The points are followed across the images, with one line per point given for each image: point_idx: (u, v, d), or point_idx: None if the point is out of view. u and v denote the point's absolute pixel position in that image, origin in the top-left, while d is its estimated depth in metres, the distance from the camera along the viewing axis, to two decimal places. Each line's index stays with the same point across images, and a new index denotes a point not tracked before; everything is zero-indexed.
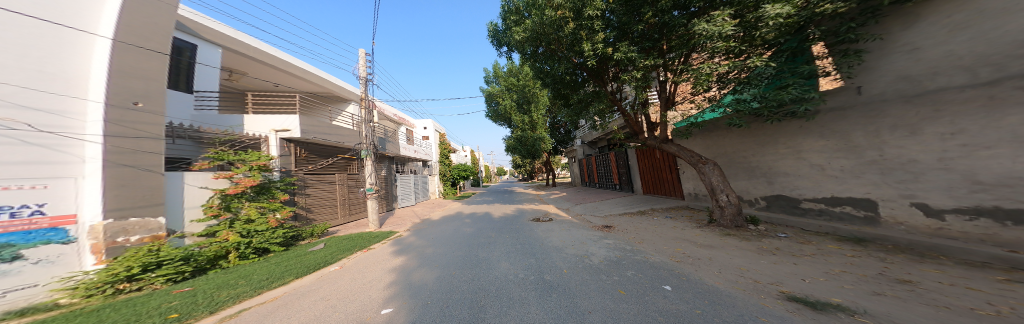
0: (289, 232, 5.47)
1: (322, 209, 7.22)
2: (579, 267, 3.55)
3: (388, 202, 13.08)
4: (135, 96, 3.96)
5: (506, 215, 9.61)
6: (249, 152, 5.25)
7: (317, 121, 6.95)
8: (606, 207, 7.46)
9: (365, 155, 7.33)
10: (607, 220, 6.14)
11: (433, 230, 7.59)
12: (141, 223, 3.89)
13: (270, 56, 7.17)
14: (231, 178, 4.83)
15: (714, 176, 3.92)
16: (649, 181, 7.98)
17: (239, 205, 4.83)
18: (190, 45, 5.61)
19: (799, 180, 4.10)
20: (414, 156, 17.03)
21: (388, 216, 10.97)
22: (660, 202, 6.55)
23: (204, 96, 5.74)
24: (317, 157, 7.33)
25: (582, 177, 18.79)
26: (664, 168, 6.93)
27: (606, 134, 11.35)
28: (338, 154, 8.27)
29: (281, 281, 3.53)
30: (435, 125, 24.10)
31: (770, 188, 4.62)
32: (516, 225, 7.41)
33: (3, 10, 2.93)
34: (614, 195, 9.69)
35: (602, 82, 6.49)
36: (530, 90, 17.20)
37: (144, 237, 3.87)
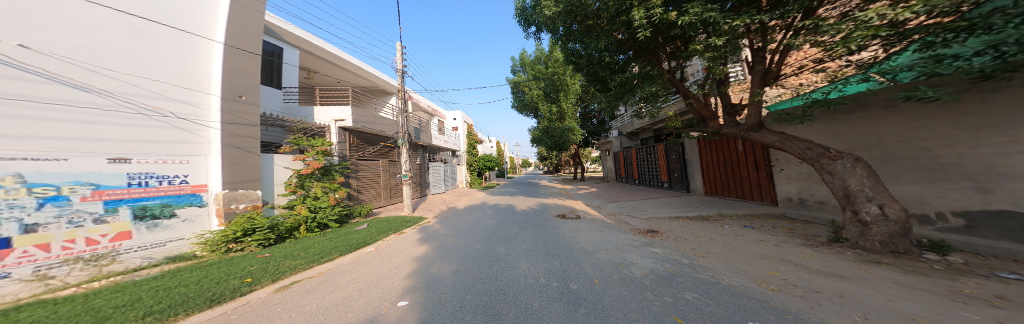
0: (344, 211, 6.25)
1: (368, 191, 8.18)
2: (612, 276, 2.83)
3: (422, 189, 14.25)
4: (240, 91, 4.99)
5: (530, 209, 9.22)
6: (317, 138, 6.06)
7: (366, 112, 7.85)
8: (651, 207, 6.29)
9: (401, 144, 7.98)
10: (649, 222, 5.01)
11: (457, 219, 7.82)
12: (246, 194, 4.83)
13: (332, 55, 8.41)
14: (304, 161, 5.67)
15: (854, 176, 2.67)
16: (711, 178, 6.39)
17: (309, 184, 5.65)
18: (276, 48, 6.81)
19: None
20: (444, 146, 17.96)
21: (422, 202, 11.95)
22: (729, 205, 5.00)
23: (288, 91, 6.93)
24: (365, 145, 8.30)
25: (616, 173, 16.99)
26: (740, 163, 5.32)
27: (650, 121, 9.75)
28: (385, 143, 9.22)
29: (328, 258, 3.93)
30: (463, 117, 25.06)
31: (973, 198, 2.53)
32: (540, 220, 6.97)
33: (152, 22, 3.92)
34: (660, 193, 8.24)
35: (651, 61, 5.18)
36: (559, 77, 16.15)
37: (248, 206, 4.82)
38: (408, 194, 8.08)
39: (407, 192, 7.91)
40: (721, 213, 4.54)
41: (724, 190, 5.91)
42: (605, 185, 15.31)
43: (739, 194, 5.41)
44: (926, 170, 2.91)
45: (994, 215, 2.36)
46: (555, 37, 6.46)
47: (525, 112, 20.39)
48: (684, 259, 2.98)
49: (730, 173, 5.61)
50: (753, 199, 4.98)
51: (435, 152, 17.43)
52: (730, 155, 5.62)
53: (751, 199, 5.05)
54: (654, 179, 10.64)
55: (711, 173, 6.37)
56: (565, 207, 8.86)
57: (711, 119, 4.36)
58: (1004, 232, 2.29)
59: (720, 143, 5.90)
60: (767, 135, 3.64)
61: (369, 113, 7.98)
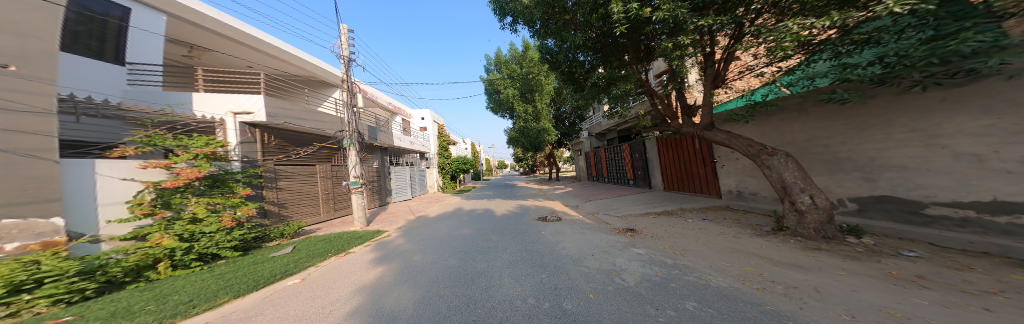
0: (252, 233, 4.55)
1: (301, 205, 6.38)
2: (605, 287, 2.58)
3: (381, 197, 12.30)
4: (10, 56, 2.90)
5: (508, 213, 8.88)
6: (195, 136, 4.29)
7: (289, 103, 6.04)
8: (622, 206, 6.67)
9: (347, 145, 6.48)
10: (627, 221, 5.28)
11: (426, 230, 6.79)
12: (21, 226, 2.77)
13: (234, 31, 6.37)
14: (168, 168, 3.85)
15: (789, 171, 3.01)
16: (668, 175, 7.08)
17: (183, 201, 3.86)
18: (120, 8, 4.67)
19: (916, 175, 2.76)
20: (409, 148, 16.04)
21: (380, 212, 10.21)
22: (688, 200, 5.57)
23: (144, 69, 4.89)
24: (294, 146, 6.46)
25: (588, 172, 17.91)
26: (692, 160, 6.01)
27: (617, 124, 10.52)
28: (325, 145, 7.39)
29: (209, 305, 2.50)
30: (432, 116, 23.09)
31: (865, 186, 3.26)
32: (521, 227, 6.73)
33: None
34: (627, 191, 8.87)
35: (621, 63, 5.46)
36: (533, 78, 16.13)
37: (29, 245, 2.75)
38: (359, 206, 6.59)
39: (355, 204, 6.45)
40: (683, 209, 5.02)
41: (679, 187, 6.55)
42: (577, 184, 15.99)
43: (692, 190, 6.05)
44: (828, 163, 3.65)
45: (879, 200, 3.11)
46: (537, 38, 6.42)
47: (499, 112, 20.10)
48: (668, 260, 3.10)
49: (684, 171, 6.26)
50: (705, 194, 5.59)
51: (400, 155, 15.44)
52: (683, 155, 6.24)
53: (704, 194, 5.67)
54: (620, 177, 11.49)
55: (667, 172, 7.03)
56: (541, 210, 8.81)
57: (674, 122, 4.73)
58: (888, 213, 3.02)
59: (673, 143, 6.53)
60: (718, 134, 3.98)
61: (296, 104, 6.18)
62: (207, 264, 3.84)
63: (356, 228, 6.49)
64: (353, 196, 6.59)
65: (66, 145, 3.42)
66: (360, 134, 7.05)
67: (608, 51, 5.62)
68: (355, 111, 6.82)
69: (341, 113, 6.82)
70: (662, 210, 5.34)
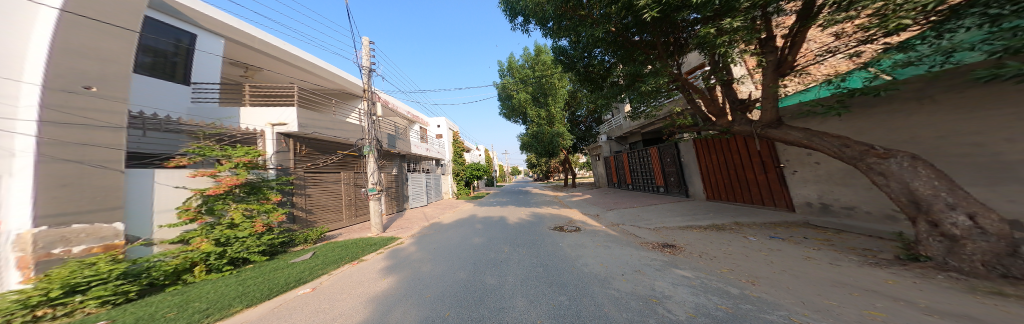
0: (279, 238, 4.70)
1: (324, 210, 6.69)
2: (635, 318, 1.98)
3: (399, 203, 12.74)
4: (88, 79, 3.43)
5: (524, 222, 8.41)
6: (238, 147, 4.59)
7: (317, 115, 6.49)
8: (656, 217, 5.78)
9: (367, 152, 6.78)
10: (663, 235, 4.45)
11: (437, 238, 6.67)
12: (90, 230, 3.13)
13: (278, 50, 7.14)
14: (212, 176, 4.11)
15: (920, 178, 2.07)
16: (711, 181, 6.04)
17: (223, 207, 4.09)
18: (187, 33, 5.36)
19: None
20: (426, 155, 16.62)
21: (398, 218, 10.48)
22: (742, 211, 4.57)
23: (204, 87, 5.51)
24: (321, 155, 6.87)
25: (608, 178, 16.72)
26: (748, 167, 4.85)
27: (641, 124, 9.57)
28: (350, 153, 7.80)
29: (220, 314, 2.28)
30: (449, 124, 23.74)
31: None
32: (536, 238, 6.21)
33: None
34: (658, 199, 7.86)
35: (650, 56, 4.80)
36: (548, 81, 15.67)
37: (93, 248, 3.09)
38: (376, 212, 6.74)
39: (373, 210, 6.62)
40: (738, 222, 4.09)
41: (728, 195, 5.48)
42: (598, 191, 14.90)
43: (747, 199, 4.99)
44: (987, 170, 2.63)
45: None
46: (548, 36, 6.05)
47: (514, 117, 19.92)
48: (732, 289, 2.36)
49: (735, 176, 5.22)
50: (766, 205, 4.52)
51: (417, 162, 15.99)
52: (733, 156, 5.22)
53: (763, 204, 4.61)
54: (648, 183, 10.36)
55: (712, 177, 5.98)
56: (560, 219, 8.15)
57: (723, 117, 3.88)
58: None
59: (721, 143, 5.50)
60: (789, 131, 3.04)
61: (323, 116, 6.62)
62: (238, 267, 4.02)
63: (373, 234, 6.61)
64: (371, 202, 6.77)
65: (133, 157, 3.93)
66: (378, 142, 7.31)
67: (630, 42, 5.03)
68: (374, 120, 7.12)
69: (363, 123, 7.17)
70: (710, 223, 4.42)
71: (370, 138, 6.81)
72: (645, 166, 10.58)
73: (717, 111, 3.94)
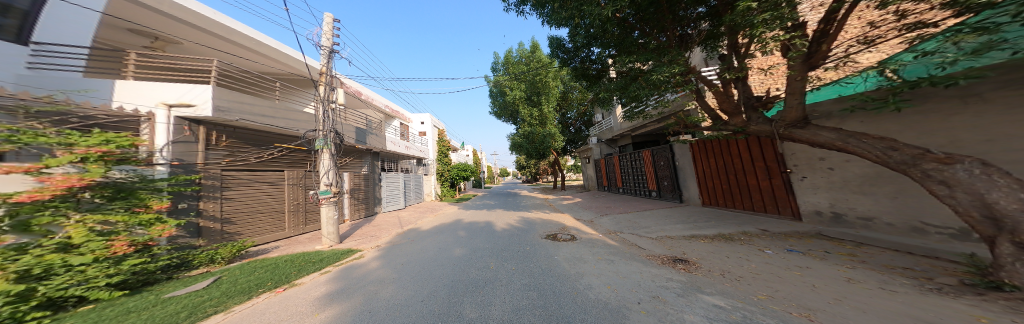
0: (153, 263, 3.45)
1: (250, 218, 5.21)
2: None
3: (369, 207, 11.24)
4: None
5: (514, 229, 7.65)
6: (92, 133, 3.25)
7: (246, 97, 4.99)
8: (654, 225, 5.44)
9: (320, 146, 5.40)
10: (671, 248, 4.07)
11: (410, 249, 5.61)
12: None
13: (206, 20, 5.51)
14: (34, 174, 2.77)
15: (999, 188, 1.72)
16: (715, 188, 6.09)
17: (55, 220, 2.83)
18: None
19: None
20: (404, 153, 15.11)
21: (365, 225, 9.05)
22: (745, 220, 4.34)
23: (55, 51, 3.76)
24: (252, 147, 5.39)
25: (598, 180, 16.64)
26: (755, 172, 4.95)
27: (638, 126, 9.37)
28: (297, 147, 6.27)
29: None
30: (433, 120, 22.19)
31: None
32: (527, 249, 5.45)
33: None
34: (654, 205, 7.65)
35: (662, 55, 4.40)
36: (542, 79, 15.11)
37: None
38: (329, 220, 5.40)
39: (324, 218, 5.28)
40: (747, 233, 3.81)
41: (728, 199, 5.71)
42: (588, 194, 14.68)
43: (746, 203, 5.22)
44: None
45: None
46: (547, 20, 5.46)
47: (505, 116, 19.13)
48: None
49: (737, 180, 5.41)
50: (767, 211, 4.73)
51: (394, 160, 14.43)
52: (734, 159, 5.45)
53: (762, 210, 4.84)
54: (641, 187, 10.25)
55: (712, 180, 6.19)
56: (551, 226, 7.54)
57: (735, 116, 3.61)
58: None
59: (722, 145, 5.71)
60: (818, 131, 2.76)
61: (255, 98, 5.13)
62: (56, 313, 2.55)
63: (324, 247, 5.31)
64: (322, 208, 5.40)
65: None
66: (337, 135, 5.91)
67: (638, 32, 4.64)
68: (332, 108, 5.75)
69: (315, 110, 5.74)
70: (716, 234, 4.10)
71: (323, 130, 5.43)
72: (637, 170, 10.46)
73: (730, 110, 3.66)
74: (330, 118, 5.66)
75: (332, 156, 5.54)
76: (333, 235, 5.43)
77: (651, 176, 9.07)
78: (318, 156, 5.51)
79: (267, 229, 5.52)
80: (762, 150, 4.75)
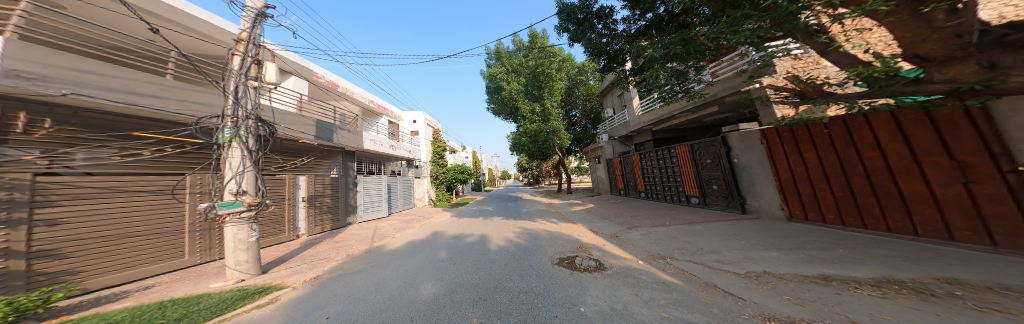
0: None
1: (114, 245, 4.12)
2: None
3: (339, 217, 9.96)
4: None
5: (515, 252, 5.93)
6: None
7: (91, 66, 4.09)
8: (727, 250, 3.84)
9: (225, 139, 4.35)
10: (795, 301, 2.37)
11: (361, 287, 3.98)
12: None
13: None
14: None
15: None
16: (823, 195, 4.56)
17: None
18: None
19: None
20: (388, 152, 13.98)
21: (322, 241, 7.84)
22: (904, 263, 2.64)
23: None
24: (95, 134, 4.29)
25: (609, 183, 15.17)
26: (924, 169, 3.37)
27: (673, 109, 8.21)
28: (180, 139, 5.27)
29: None
30: (427, 119, 20.84)
31: None
32: (535, 289, 3.69)
33: None
34: (696, 215, 6.13)
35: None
36: (545, 70, 13.86)
37: None
38: (237, 245, 4.27)
39: (232, 240, 4.22)
40: (958, 282, 2.19)
41: (855, 212, 4.15)
42: (600, 199, 13.17)
43: (900, 222, 3.64)
44: None
45: None
46: None
47: (504, 114, 17.75)
48: None
49: (873, 183, 3.89)
50: (960, 240, 3.09)
51: (374, 162, 13.13)
52: (862, 152, 3.98)
53: (947, 237, 3.19)
54: (672, 191, 8.93)
55: (812, 184, 4.73)
56: (564, 246, 6.06)
57: (956, 62, 2.08)
58: None
59: (837, 132, 4.30)
60: None
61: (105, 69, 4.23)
62: None
63: (225, 283, 4.10)
64: (224, 227, 4.25)
65: None
66: (257, 124, 4.85)
67: None
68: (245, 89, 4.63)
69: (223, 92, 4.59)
70: (875, 280, 2.44)
71: (235, 116, 4.42)
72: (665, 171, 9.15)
73: (939, 57, 2.17)
74: (241, 102, 4.59)
75: (246, 152, 4.50)
76: (249, 263, 4.40)
77: (691, 178, 7.82)
78: (225, 154, 4.40)
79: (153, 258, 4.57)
80: (947, 131, 3.18)
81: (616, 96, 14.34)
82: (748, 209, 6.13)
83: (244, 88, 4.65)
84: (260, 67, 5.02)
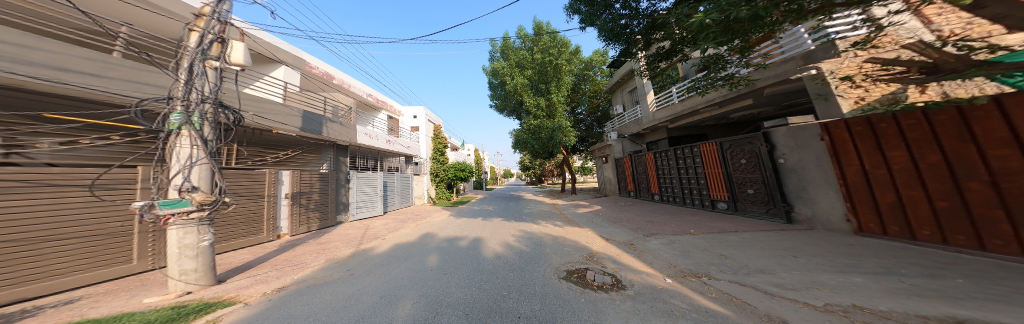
0: None
1: (35, 252, 3.49)
2: None
3: (329, 215, 9.39)
4: None
5: (515, 261, 5.11)
6: None
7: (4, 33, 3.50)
8: (784, 271, 3.00)
9: (175, 125, 3.64)
10: None
11: (325, 306, 3.20)
12: None
13: None
14: None
15: None
16: (927, 207, 3.49)
17: None
18: None
19: None
20: (385, 148, 13.41)
21: (303, 242, 7.18)
22: None
23: None
24: (7, 115, 3.56)
25: (616, 185, 14.31)
26: None
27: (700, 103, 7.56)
28: (115, 124, 4.59)
29: None
30: (428, 115, 20.22)
31: None
32: (538, 313, 2.89)
33: None
34: (726, 224, 5.30)
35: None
36: (552, 62, 13.17)
37: None
38: (183, 252, 3.66)
39: (177, 245, 3.60)
40: None
41: (969, 228, 3.14)
42: (608, 201, 12.36)
43: None
44: None
45: None
46: None
47: (507, 111, 17.04)
48: None
49: (1007, 194, 2.81)
50: None
51: (370, 158, 12.60)
52: (987, 150, 2.91)
53: None
54: (696, 195, 8.12)
55: (908, 193, 3.66)
56: (571, 255, 5.30)
57: None
58: None
59: (945, 124, 3.25)
60: None
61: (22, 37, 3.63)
62: None
63: (166, 297, 3.43)
64: (168, 230, 3.62)
65: None
66: (222, 108, 4.21)
67: None
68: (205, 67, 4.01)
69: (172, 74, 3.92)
70: None
71: (187, 99, 3.74)
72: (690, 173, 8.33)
73: None
74: (203, 84, 3.98)
75: (198, 142, 3.84)
76: (198, 273, 3.78)
77: (720, 180, 7.17)
78: (172, 144, 3.73)
79: (93, 263, 4.01)
80: None
81: (626, 91, 13.60)
82: (798, 219, 5.29)
83: (201, 69, 3.94)
84: (227, 46, 4.30)
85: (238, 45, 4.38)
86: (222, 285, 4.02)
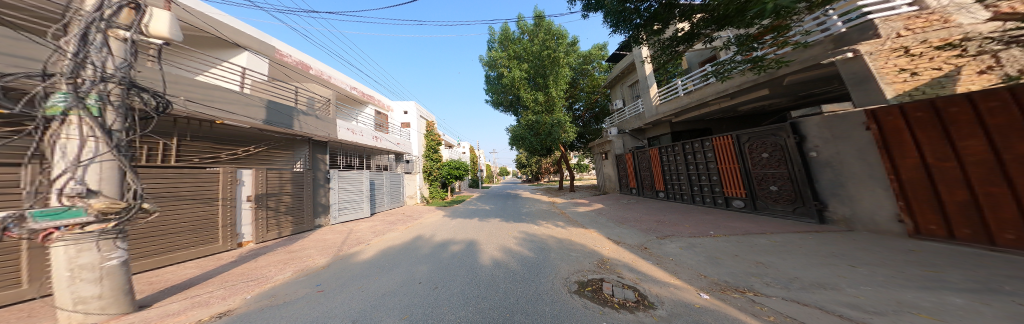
0: None
1: None
2: None
3: (304, 220, 8.38)
4: None
5: (518, 270, 4.45)
6: None
7: None
8: (851, 286, 2.50)
9: (58, 109, 2.52)
10: None
11: None
12: None
13: None
14: None
15: None
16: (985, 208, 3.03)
17: None
18: None
19: None
20: (371, 145, 12.37)
21: (273, 251, 6.23)
22: None
23: None
24: None
25: (617, 181, 13.91)
26: None
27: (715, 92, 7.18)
28: None
29: None
30: (420, 110, 19.16)
31: None
32: None
33: None
34: (749, 225, 4.84)
35: None
36: (551, 54, 12.53)
37: None
38: (76, 275, 2.50)
39: (68, 268, 2.46)
40: None
41: (1019, 221, 2.80)
42: (610, 198, 11.94)
43: None
44: None
45: None
46: None
47: (503, 106, 16.30)
48: None
49: None
50: None
51: (354, 155, 11.56)
52: None
53: None
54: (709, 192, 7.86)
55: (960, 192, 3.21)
56: (581, 262, 4.69)
57: None
58: None
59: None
60: None
61: None
62: None
63: None
64: (52, 246, 2.44)
65: None
66: (137, 88, 3.08)
67: None
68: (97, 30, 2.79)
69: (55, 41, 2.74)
70: None
71: (77, 75, 2.61)
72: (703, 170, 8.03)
73: None
74: (100, 54, 2.82)
75: (101, 132, 2.69)
76: (104, 300, 2.68)
77: (735, 176, 6.90)
78: (58, 135, 2.56)
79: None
80: None
81: (626, 85, 13.14)
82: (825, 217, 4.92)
83: (103, 40, 2.85)
84: (145, 13, 3.20)
85: (162, 13, 3.29)
86: (139, 311, 3.01)
